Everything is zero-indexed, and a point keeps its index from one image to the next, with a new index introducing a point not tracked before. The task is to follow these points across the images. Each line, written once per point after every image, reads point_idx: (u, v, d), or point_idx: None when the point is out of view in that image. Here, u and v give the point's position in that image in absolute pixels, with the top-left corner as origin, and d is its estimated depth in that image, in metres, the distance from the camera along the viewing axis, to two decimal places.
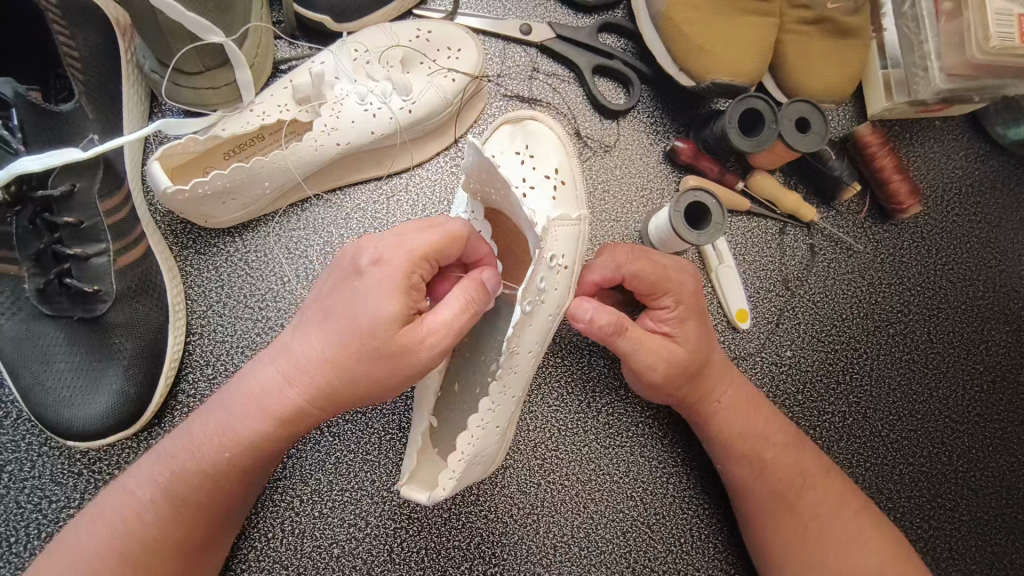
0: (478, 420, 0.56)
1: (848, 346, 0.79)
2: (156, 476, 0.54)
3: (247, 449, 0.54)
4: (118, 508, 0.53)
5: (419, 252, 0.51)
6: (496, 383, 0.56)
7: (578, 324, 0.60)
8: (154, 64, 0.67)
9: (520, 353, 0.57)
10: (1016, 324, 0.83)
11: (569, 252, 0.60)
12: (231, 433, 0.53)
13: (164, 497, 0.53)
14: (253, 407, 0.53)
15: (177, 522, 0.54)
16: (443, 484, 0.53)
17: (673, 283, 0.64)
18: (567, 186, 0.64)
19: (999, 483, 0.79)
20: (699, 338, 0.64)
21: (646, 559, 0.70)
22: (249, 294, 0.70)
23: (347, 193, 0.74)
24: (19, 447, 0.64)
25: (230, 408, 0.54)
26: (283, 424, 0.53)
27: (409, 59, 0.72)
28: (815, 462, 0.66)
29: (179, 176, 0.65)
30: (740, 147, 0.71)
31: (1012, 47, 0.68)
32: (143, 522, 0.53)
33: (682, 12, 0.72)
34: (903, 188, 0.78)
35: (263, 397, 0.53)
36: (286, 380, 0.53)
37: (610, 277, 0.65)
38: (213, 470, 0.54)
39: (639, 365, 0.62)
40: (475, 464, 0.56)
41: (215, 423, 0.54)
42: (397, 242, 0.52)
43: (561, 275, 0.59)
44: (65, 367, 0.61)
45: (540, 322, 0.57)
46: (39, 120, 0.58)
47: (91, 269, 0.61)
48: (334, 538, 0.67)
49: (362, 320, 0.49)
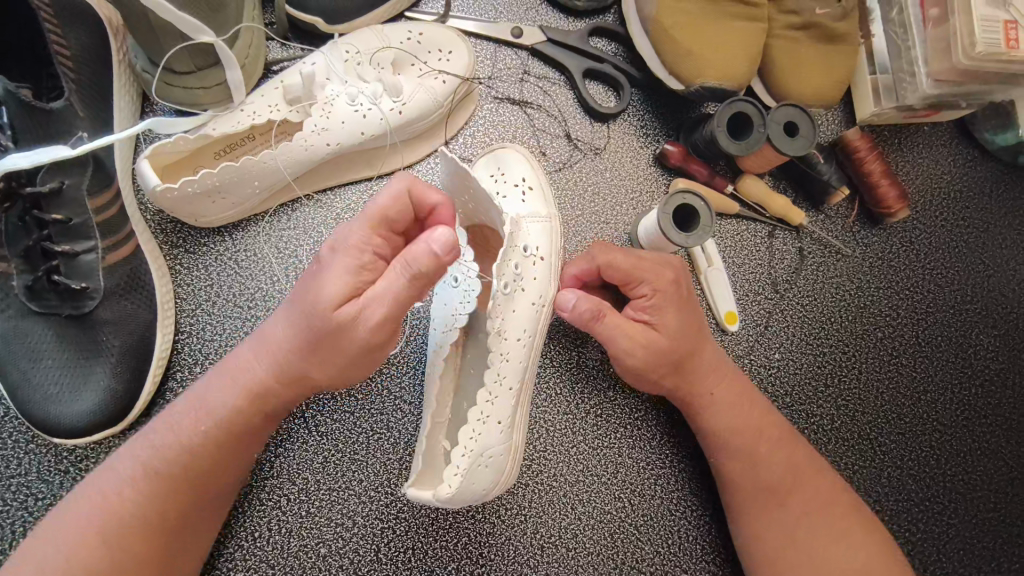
0: (479, 415, 0.57)
1: (836, 350, 0.80)
2: (143, 452, 0.55)
3: (226, 423, 0.56)
4: (103, 489, 0.54)
5: (373, 218, 0.54)
6: (489, 372, 0.58)
7: (563, 312, 0.63)
8: (145, 63, 0.69)
9: (508, 339, 0.59)
10: (1003, 329, 0.84)
11: (544, 244, 0.64)
12: (215, 406, 0.56)
13: (148, 471, 0.54)
14: (237, 385, 0.56)
15: (156, 495, 0.54)
16: (448, 482, 0.55)
17: (649, 273, 0.64)
18: (536, 190, 0.66)
19: (987, 486, 0.79)
20: (680, 324, 0.65)
21: (633, 561, 0.70)
22: (239, 293, 0.71)
23: (337, 193, 0.75)
24: (5, 444, 0.64)
25: (215, 385, 0.57)
26: (258, 401, 0.57)
27: (399, 61, 0.72)
28: (804, 451, 0.67)
29: (167, 175, 0.66)
30: (728, 150, 0.71)
31: (997, 54, 0.69)
32: (126, 496, 0.54)
33: (671, 16, 0.73)
34: (891, 193, 0.78)
35: (247, 378, 0.56)
36: (264, 356, 0.56)
37: (587, 269, 0.67)
38: (195, 443, 0.56)
39: (618, 351, 0.63)
40: (481, 466, 0.57)
41: (199, 399, 0.57)
42: (353, 220, 0.55)
43: (538, 265, 0.63)
44: (52, 364, 0.61)
45: (523, 308, 0.61)
46: (28, 117, 0.59)
47: (80, 266, 0.61)
48: (321, 537, 0.67)
49: (324, 296, 0.52)
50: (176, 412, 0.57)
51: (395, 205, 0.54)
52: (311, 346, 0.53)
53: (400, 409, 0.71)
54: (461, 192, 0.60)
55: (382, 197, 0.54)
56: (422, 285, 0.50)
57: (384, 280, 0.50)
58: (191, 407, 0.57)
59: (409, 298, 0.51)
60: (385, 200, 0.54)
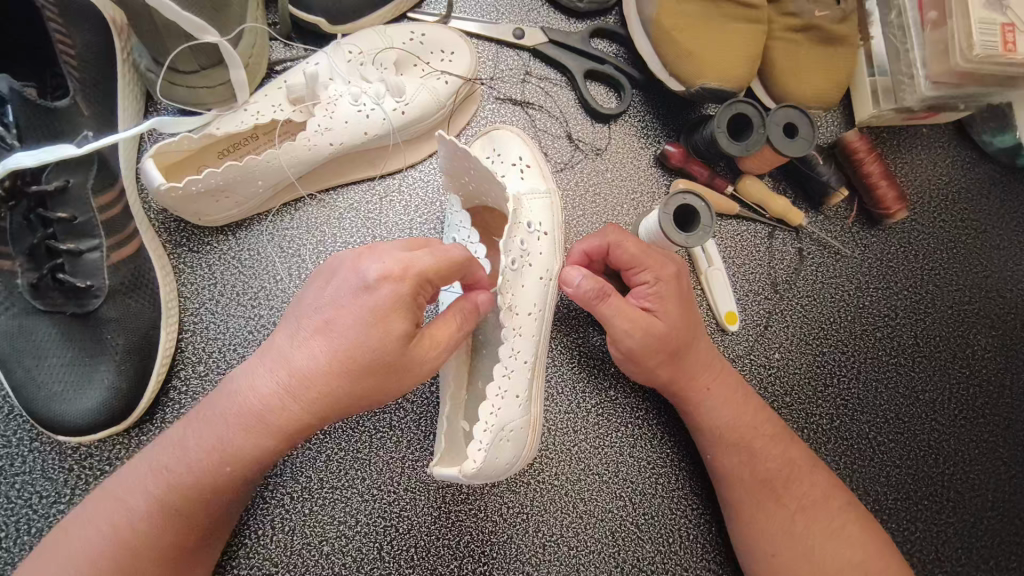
0: (496, 390, 0.58)
1: (836, 349, 0.80)
2: (152, 487, 0.53)
3: (247, 462, 0.53)
4: (114, 520, 0.53)
5: (426, 273, 0.51)
6: (505, 347, 0.58)
7: (566, 289, 0.64)
8: (150, 62, 0.69)
9: (519, 314, 0.60)
10: (1001, 329, 0.84)
11: (546, 220, 0.64)
12: (225, 445, 0.52)
13: (160, 508, 0.53)
14: (254, 422, 0.51)
15: (175, 532, 0.54)
16: (473, 457, 0.56)
17: (652, 260, 0.65)
18: (533, 168, 0.66)
19: (985, 485, 0.80)
20: (679, 314, 0.65)
21: (634, 560, 0.71)
22: (242, 292, 0.71)
23: (340, 192, 0.75)
24: (10, 442, 0.65)
25: (229, 419, 0.52)
26: (282, 437, 0.52)
27: (403, 62, 0.73)
28: (803, 452, 0.67)
29: (171, 175, 0.66)
30: (728, 151, 0.71)
31: (994, 56, 0.69)
32: (139, 533, 0.52)
33: (672, 18, 0.73)
34: (889, 194, 0.79)
35: (265, 412, 0.51)
36: (286, 389, 0.51)
37: (597, 247, 0.67)
38: (209, 483, 0.53)
39: (616, 333, 0.64)
40: (504, 440, 0.58)
41: (213, 434, 0.52)
42: (405, 257, 0.52)
43: (543, 241, 0.63)
44: (57, 362, 0.61)
45: (532, 283, 0.61)
46: (34, 115, 0.59)
47: (85, 265, 0.61)
48: (324, 535, 0.67)
49: (378, 342, 0.50)
50: (184, 443, 0.54)
51: (449, 266, 0.53)
52: (350, 386, 0.50)
53: (402, 408, 0.71)
54: (461, 172, 0.61)
55: (427, 255, 0.52)
56: (464, 335, 0.56)
57: (437, 327, 0.54)
58: (200, 440, 0.53)
59: (454, 345, 0.55)
60: (435, 260, 0.52)
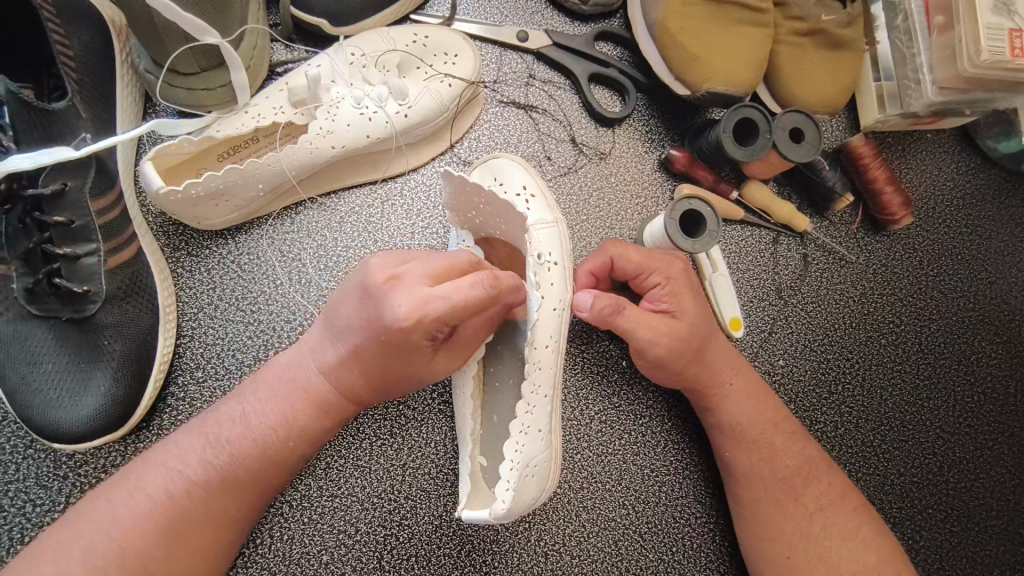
0: (519, 426, 0.57)
1: (841, 356, 0.80)
2: (209, 456, 0.55)
3: (303, 433, 0.57)
4: (167, 489, 0.53)
5: (440, 316, 0.49)
6: (527, 384, 0.57)
7: (581, 313, 0.62)
8: (148, 64, 0.70)
9: (539, 348, 0.58)
10: (1005, 335, 0.84)
11: (556, 249, 0.60)
12: (287, 420, 0.56)
13: (216, 477, 0.55)
14: (310, 398, 0.57)
15: (226, 504, 0.55)
16: (502, 496, 0.55)
17: (661, 263, 0.65)
18: (538, 196, 0.63)
19: (988, 494, 0.79)
20: (696, 312, 0.64)
21: (638, 568, 0.70)
22: (241, 297, 0.70)
23: (341, 197, 0.74)
24: (3, 449, 0.63)
25: (287, 396, 0.57)
26: (326, 414, 0.57)
27: (405, 63, 0.72)
28: (815, 451, 0.67)
29: (170, 177, 0.65)
30: (734, 156, 0.71)
31: (1002, 61, 0.69)
32: (192, 496, 0.54)
33: (679, 21, 0.73)
34: (894, 200, 0.78)
35: (320, 390, 0.57)
36: (330, 371, 0.56)
37: (600, 266, 0.67)
38: (270, 459, 0.56)
39: (640, 344, 0.63)
40: (528, 476, 0.57)
41: (275, 413, 0.56)
42: (425, 293, 0.49)
43: (553, 271, 0.59)
44: (52, 368, 0.60)
45: (548, 315, 0.58)
46: (31, 117, 0.58)
47: (81, 268, 0.60)
48: (323, 545, 0.66)
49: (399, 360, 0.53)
50: (246, 419, 0.56)
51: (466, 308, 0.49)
52: (374, 378, 0.56)
53: (403, 415, 0.70)
54: (470, 208, 0.61)
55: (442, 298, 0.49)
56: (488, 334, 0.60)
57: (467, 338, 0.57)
58: (263, 416, 0.56)
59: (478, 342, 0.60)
60: (448, 304, 0.49)
